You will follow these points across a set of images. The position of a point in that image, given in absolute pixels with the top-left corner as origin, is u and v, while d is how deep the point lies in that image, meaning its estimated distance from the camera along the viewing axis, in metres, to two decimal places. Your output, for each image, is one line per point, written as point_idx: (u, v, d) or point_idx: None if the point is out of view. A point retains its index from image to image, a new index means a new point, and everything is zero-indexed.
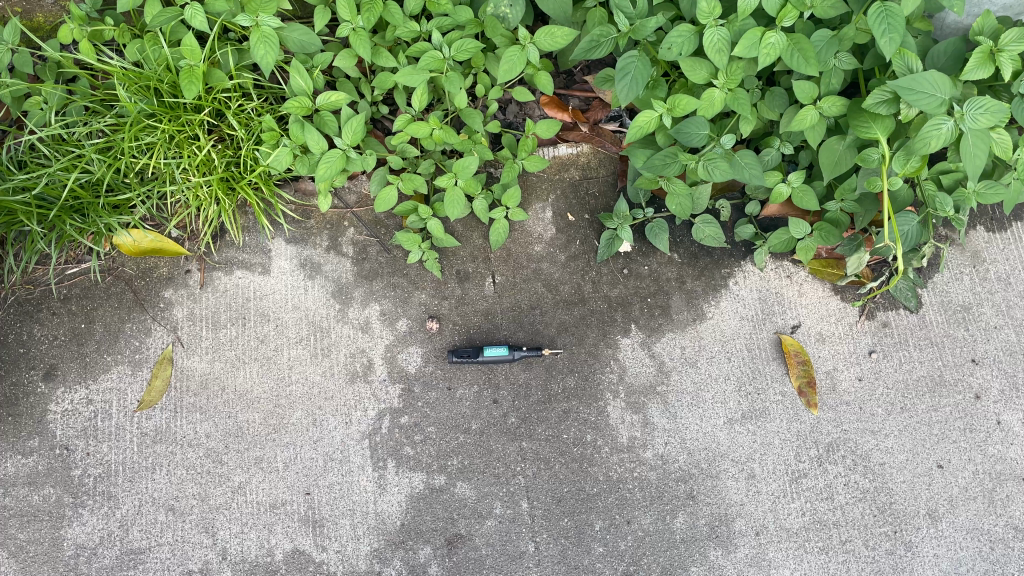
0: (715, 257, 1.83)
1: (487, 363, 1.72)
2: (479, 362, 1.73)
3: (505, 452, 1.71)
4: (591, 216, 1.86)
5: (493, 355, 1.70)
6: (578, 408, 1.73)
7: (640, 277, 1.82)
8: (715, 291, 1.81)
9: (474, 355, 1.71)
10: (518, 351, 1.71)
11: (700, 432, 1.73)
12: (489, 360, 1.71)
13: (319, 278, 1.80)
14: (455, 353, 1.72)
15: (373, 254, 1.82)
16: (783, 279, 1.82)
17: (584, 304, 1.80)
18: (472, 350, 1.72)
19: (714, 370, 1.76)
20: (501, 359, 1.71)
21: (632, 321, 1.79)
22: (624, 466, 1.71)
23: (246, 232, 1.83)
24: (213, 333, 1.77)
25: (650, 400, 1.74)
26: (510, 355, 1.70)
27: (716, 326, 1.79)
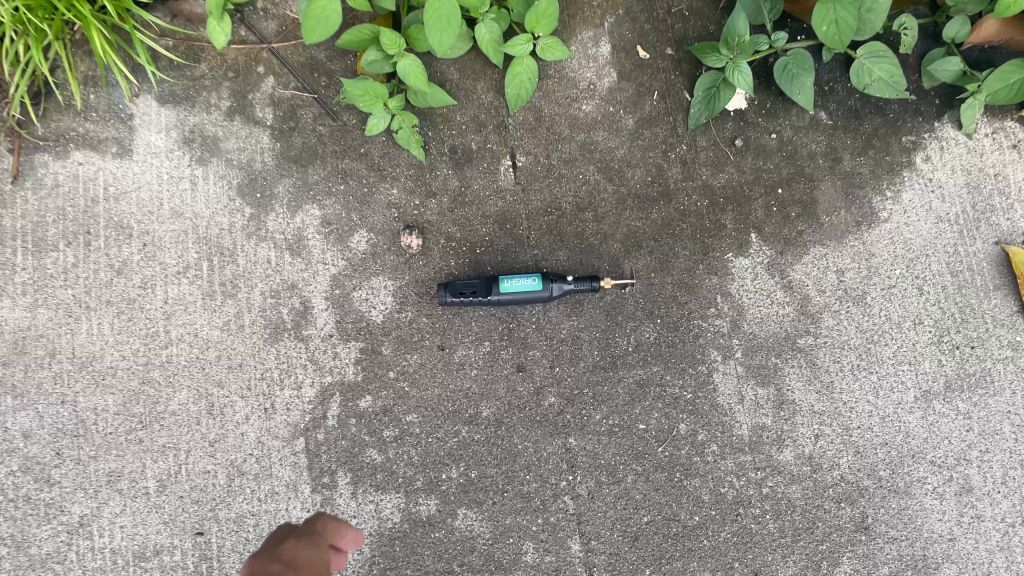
0: (891, 117, 1.07)
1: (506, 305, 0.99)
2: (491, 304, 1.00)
3: (540, 457, 1.00)
4: (676, 50, 1.09)
5: (518, 295, 0.97)
6: (663, 379, 1.01)
7: (763, 153, 1.06)
8: (892, 175, 1.06)
9: (483, 297, 0.97)
10: (561, 284, 0.97)
11: (873, 416, 1.00)
12: (512, 301, 0.97)
13: (215, 165, 1.06)
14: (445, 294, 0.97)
15: (307, 122, 1.07)
16: (1007, 153, 1.06)
17: (668, 201, 1.05)
18: (475, 286, 0.98)
19: (895, 312, 1.03)
20: (532, 299, 0.97)
21: (750, 228, 1.05)
22: (745, 477, 0.99)
23: (89, 86, 1.07)
24: (34, 260, 1.02)
25: (786, 363, 1.02)
26: (547, 292, 0.97)
27: (895, 235, 1.05)
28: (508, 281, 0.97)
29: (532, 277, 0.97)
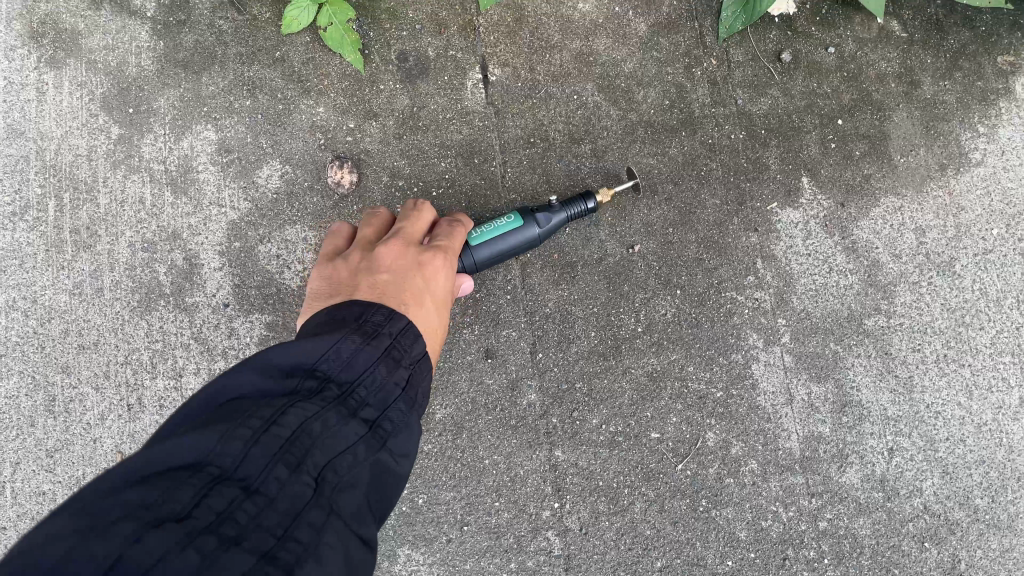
0: (985, 29, 0.81)
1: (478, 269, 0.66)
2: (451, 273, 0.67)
3: (516, 477, 0.73)
4: None
5: (496, 246, 0.65)
6: (685, 372, 0.74)
7: (818, 73, 0.80)
8: (988, 106, 0.80)
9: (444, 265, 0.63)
10: (553, 213, 0.67)
11: (966, 425, 0.74)
12: (487, 260, 0.65)
13: (70, 69, 0.77)
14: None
15: (201, 14, 0.78)
16: None
17: (692, 132, 0.78)
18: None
19: (992, 285, 0.77)
20: (517, 247, 0.65)
21: (802, 171, 0.78)
22: (793, 506, 0.73)
23: None
24: None
25: (851, 351, 0.75)
26: (537, 229, 0.66)
27: (991, 183, 0.79)
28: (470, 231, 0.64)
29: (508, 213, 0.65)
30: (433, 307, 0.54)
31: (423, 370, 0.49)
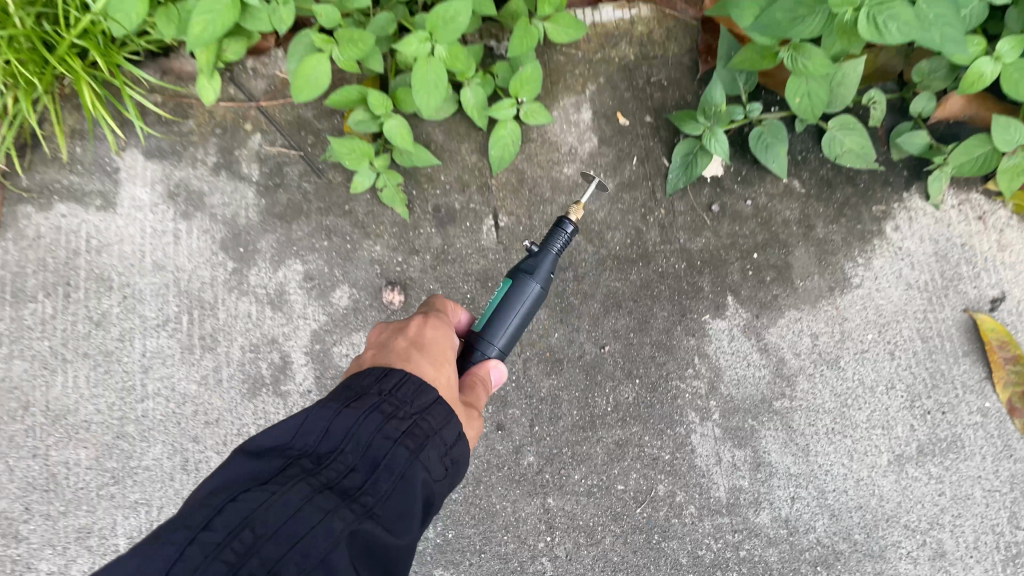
0: (862, 186, 1.11)
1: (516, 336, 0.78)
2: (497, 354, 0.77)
3: (519, 517, 1.00)
4: (654, 118, 1.12)
5: (512, 309, 0.76)
6: (643, 441, 1.02)
7: (740, 219, 1.09)
8: (864, 242, 1.09)
9: (487, 352, 0.76)
10: (532, 260, 0.78)
11: (848, 479, 1.02)
12: (515, 322, 0.76)
13: (198, 219, 1.07)
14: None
15: (293, 178, 1.08)
16: (972, 224, 1.10)
17: (647, 263, 1.07)
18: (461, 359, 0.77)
19: (868, 376, 1.05)
20: (530, 302, 0.77)
21: (728, 291, 1.07)
22: (721, 539, 1.01)
23: (75, 140, 1.08)
24: (13, 313, 1.03)
25: (764, 425, 1.03)
26: (531, 279, 0.77)
27: (867, 301, 1.07)
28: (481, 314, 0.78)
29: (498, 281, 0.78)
30: (423, 360, 0.69)
31: (433, 416, 0.63)
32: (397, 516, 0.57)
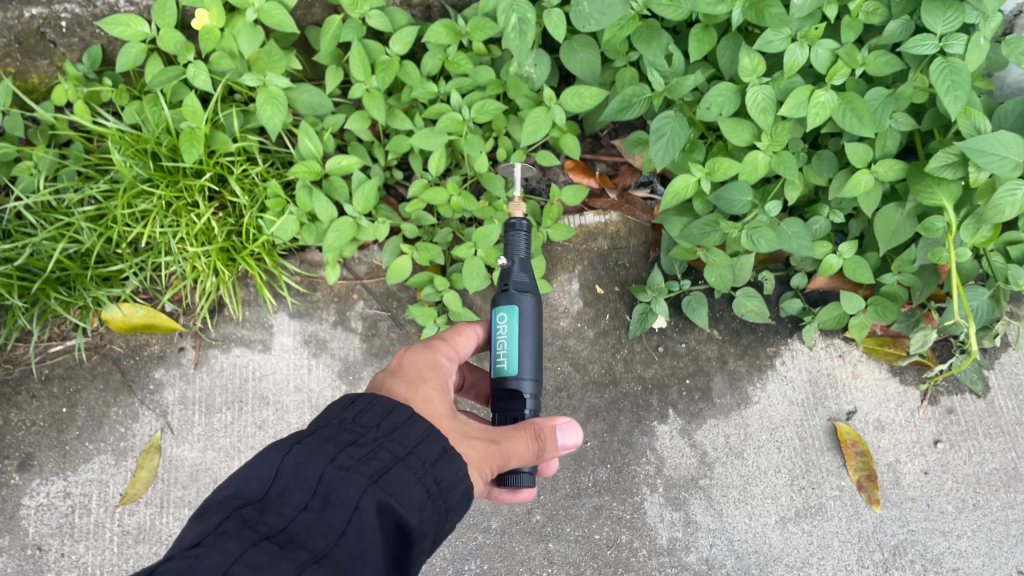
0: (759, 334, 1.67)
1: (538, 339, 1.18)
2: (536, 359, 1.17)
3: (530, 555, 1.53)
4: (621, 288, 1.70)
5: (528, 323, 1.17)
6: (611, 505, 1.55)
7: (677, 356, 1.65)
8: (760, 372, 1.64)
9: (526, 381, 1.14)
10: (509, 288, 1.19)
11: (748, 532, 1.54)
12: (531, 329, 1.17)
13: (324, 357, 1.66)
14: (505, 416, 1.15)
15: (384, 330, 1.67)
16: (834, 359, 1.66)
17: (615, 386, 1.63)
18: (517, 386, 1.13)
19: (762, 463, 1.58)
20: (529, 313, 1.18)
21: (669, 405, 1.62)
22: (664, 572, 1.52)
23: (247, 306, 1.68)
24: (205, 418, 1.61)
25: (692, 495, 1.56)
26: (528, 296, 1.19)
27: (763, 412, 1.62)
28: (506, 345, 1.15)
29: (495, 314, 1.17)
30: (397, 385, 1.01)
31: (400, 440, 0.82)
32: (411, 502, 0.77)
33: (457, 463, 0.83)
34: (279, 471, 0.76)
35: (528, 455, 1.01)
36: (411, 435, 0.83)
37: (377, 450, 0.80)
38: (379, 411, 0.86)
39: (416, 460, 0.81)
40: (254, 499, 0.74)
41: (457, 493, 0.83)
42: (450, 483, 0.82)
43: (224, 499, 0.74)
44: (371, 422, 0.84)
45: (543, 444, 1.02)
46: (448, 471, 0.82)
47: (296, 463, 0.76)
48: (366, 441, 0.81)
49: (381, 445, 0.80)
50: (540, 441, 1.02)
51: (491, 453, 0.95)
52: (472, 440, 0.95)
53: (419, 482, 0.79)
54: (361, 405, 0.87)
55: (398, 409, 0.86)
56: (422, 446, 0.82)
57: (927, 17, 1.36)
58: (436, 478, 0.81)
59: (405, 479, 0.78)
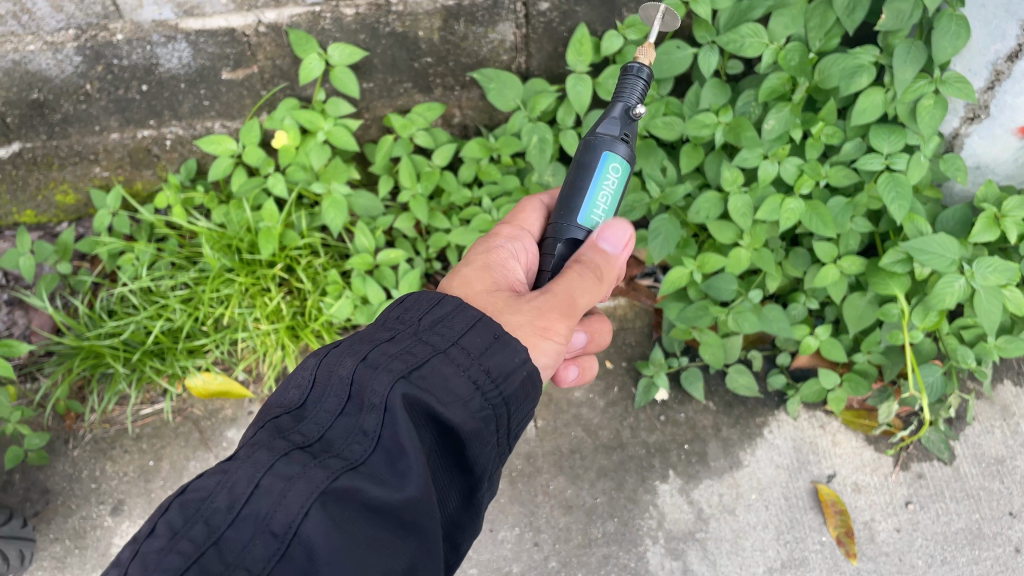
0: (749, 406, 1.92)
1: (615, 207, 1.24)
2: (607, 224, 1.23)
3: None
4: (628, 364, 1.98)
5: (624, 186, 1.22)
6: (618, 553, 1.75)
7: (677, 424, 1.90)
8: (751, 439, 1.87)
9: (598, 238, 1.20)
10: (624, 140, 1.20)
11: None
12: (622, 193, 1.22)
13: None
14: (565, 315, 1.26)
15: None
16: (816, 429, 1.89)
17: (623, 449, 1.87)
18: (586, 239, 1.19)
19: (752, 519, 1.78)
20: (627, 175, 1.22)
21: (669, 466, 1.84)
22: None
23: None
24: None
25: (689, 547, 1.76)
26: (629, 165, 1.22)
27: (752, 474, 1.83)
28: (609, 198, 1.20)
29: (609, 163, 1.18)
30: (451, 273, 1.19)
31: (433, 340, 0.93)
32: (452, 397, 0.88)
33: (508, 347, 0.95)
34: (318, 373, 0.91)
35: (591, 287, 1.09)
36: (456, 326, 0.96)
37: (417, 343, 0.92)
38: (425, 305, 0.99)
39: (460, 347, 0.93)
40: (293, 407, 0.89)
41: (512, 381, 0.94)
42: (499, 365, 0.93)
43: (271, 408, 0.90)
44: (414, 317, 0.98)
45: (600, 275, 1.10)
46: (496, 353, 0.94)
47: (330, 367, 0.91)
48: (405, 333, 0.95)
49: (421, 343, 0.93)
50: (594, 266, 1.10)
51: (550, 306, 1.06)
52: (524, 304, 1.06)
53: (462, 368, 0.91)
54: (413, 299, 1.01)
55: (443, 301, 0.99)
56: (468, 335, 0.94)
57: (874, 140, 1.65)
58: (481, 363, 0.92)
59: (441, 373, 0.89)
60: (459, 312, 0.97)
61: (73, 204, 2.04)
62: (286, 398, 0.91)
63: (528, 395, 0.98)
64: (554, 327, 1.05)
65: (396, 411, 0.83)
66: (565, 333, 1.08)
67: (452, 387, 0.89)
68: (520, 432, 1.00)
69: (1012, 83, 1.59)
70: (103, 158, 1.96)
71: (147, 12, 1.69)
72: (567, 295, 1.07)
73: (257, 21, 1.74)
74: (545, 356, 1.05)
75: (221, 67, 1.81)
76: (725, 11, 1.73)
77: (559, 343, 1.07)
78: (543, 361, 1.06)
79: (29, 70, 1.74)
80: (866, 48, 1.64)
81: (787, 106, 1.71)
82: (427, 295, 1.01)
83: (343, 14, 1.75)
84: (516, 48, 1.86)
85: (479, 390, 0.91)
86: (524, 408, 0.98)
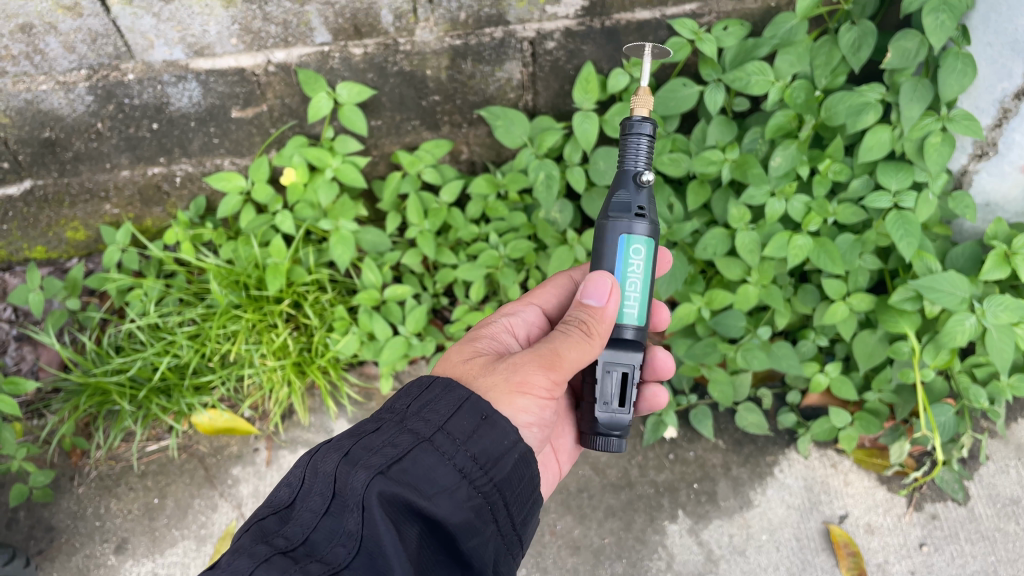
0: (759, 444, 1.90)
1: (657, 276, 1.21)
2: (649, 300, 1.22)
3: None
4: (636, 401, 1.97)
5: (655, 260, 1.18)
6: None
7: (686, 462, 1.88)
8: (761, 478, 1.85)
9: (637, 327, 1.20)
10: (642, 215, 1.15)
11: None
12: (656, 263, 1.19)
13: None
14: (618, 410, 1.21)
15: None
16: (828, 468, 1.86)
17: (631, 488, 1.85)
18: (627, 330, 1.20)
19: (763, 561, 1.74)
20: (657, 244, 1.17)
21: (678, 506, 1.82)
22: None
23: (312, 413, 1.95)
24: None
25: None
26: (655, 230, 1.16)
27: (762, 514, 1.80)
28: (639, 282, 1.18)
29: (628, 248, 1.15)
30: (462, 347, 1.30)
31: (420, 431, 1.01)
32: (433, 491, 0.95)
33: (495, 428, 1.03)
34: (308, 469, 1.00)
35: (579, 342, 1.14)
36: (442, 412, 1.03)
37: (402, 433, 1.00)
38: (413, 393, 1.09)
39: (445, 434, 1.00)
40: (285, 505, 0.98)
41: (495, 465, 1.01)
42: (485, 450, 1.01)
43: (266, 506, 0.99)
44: (404, 406, 1.07)
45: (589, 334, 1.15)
46: (481, 436, 1.02)
47: (317, 465, 1.00)
48: (391, 423, 1.03)
49: (408, 435, 1.00)
50: (583, 327, 1.15)
51: (527, 362, 1.13)
52: (501, 365, 1.15)
53: (447, 456, 0.98)
54: (403, 388, 1.11)
55: (431, 386, 1.09)
56: (452, 421, 1.02)
57: (882, 177, 1.65)
58: (466, 450, 1.00)
59: (424, 465, 0.97)
60: (444, 399, 1.06)
61: (83, 240, 2.05)
62: (279, 495, 1.00)
63: (519, 475, 1.05)
64: (530, 382, 1.12)
65: (377, 506, 0.90)
66: (546, 387, 1.14)
67: (434, 479, 0.96)
68: (516, 516, 1.06)
69: (1020, 121, 1.58)
70: (113, 195, 1.97)
71: (158, 52, 1.71)
72: (549, 352, 1.14)
73: (266, 61, 1.76)
74: (525, 411, 1.12)
75: (230, 105, 1.83)
76: (731, 49, 1.74)
77: (539, 396, 1.13)
78: (524, 416, 1.13)
79: (42, 109, 1.76)
80: (872, 86, 1.64)
81: (793, 143, 1.71)
82: (420, 380, 1.11)
83: (352, 53, 1.76)
84: (523, 86, 1.87)
85: (466, 476, 0.98)
86: (518, 490, 1.05)
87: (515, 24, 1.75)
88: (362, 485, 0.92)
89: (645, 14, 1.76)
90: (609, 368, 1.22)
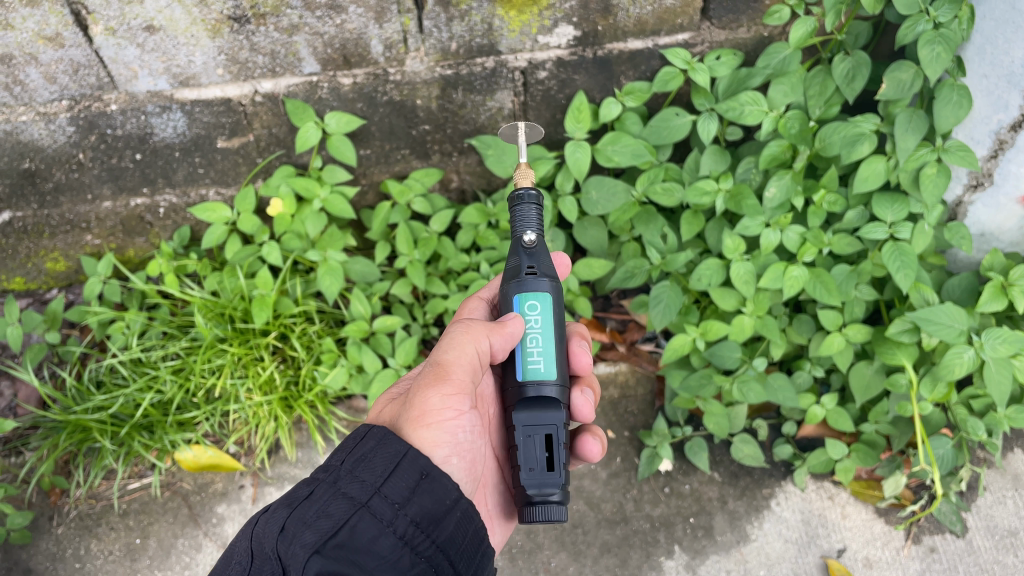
0: (756, 477, 1.87)
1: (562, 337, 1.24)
2: (563, 356, 1.23)
3: None
4: (630, 433, 1.94)
5: (555, 316, 1.22)
6: None
7: (682, 496, 1.85)
8: (758, 512, 1.82)
9: (544, 388, 1.19)
10: (536, 273, 1.21)
11: None
12: (558, 316, 1.23)
13: None
14: (549, 474, 1.14)
15: None
16: (825, 501, 1.83)
17: (626, 523, 1.81)
18: (548, 389, 1.19)
19: None
20: (555, 297, 1.22)
21: (675, 541, 1.78)
22: None
23: (299, 448, 1.90)
24: None
25: None
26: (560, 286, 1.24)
27: (760, 550, 1.77)
28: (537, 341, 1.20)
29: (526, 302, 1.21)
30: None
31: (354, 497, 1.03)
32: (374, 566, 0.98)
33: (434, 487, 1.05)
34: (253, 545, 1.01)
35: (461, 358, 1.20)
36: (378, 475, 1.05)
37: (340, 500, 1.02)
38: (348, 448, 1.09)
39: (381, 498, 1.02)
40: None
41: (438, 526, 1.04)
42: (425, 512, 1.03)
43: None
44: (338, 461, 1.08)
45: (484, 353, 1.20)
46: (420, 497, 1.04)
47: (259, 538, 1.01)
48: (326, 486, 1.04)
49: (343, 501, 1.02)
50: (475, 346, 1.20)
51: (418, 392, 1.19)
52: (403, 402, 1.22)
53: (386, 524, 1.01)
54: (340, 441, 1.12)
55: (365, 438, 1.10)
56: (389, 485, 1.04)
57: (877, 208, 1.63)
58: (405, 514, 1.02)
59: (363, 538, 0.99)
60: (380, 454, 1.07)
61: (64, 271, 2.00)
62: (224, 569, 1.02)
63: (463, 532, 1.06)
64: (423, 412, 1.17)
65: None
66: (439, 410, 1.18)
67: (375, 551, 0.99)
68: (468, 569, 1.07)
69: (1016, 153, 1.57)
70: (95, 226, 1.93)
71: (142, 83, 1.68)
72: (437, 367, 1.20)
73: (253, 91, 1.73)
74: (428, 440, 1.16)
75: (216, 136, 1.79)
76: (724, 79, 1.73)
77: (439, 424, 1.17)
78: (433, 448, 1.17)
79: (22, 140, 1.73)
80: (867, 116, 1.63)
81: (788, 173, 1.70)
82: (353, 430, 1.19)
83: (340, 83, 1.74)
84: (514, 115, 1.84)
85: (407, 542, 1.01)
86: (464, 548, 1.06)
87: (506, 53, 1.73)
88: (301, 565, 0.95)
89: (637, 44, 1.75)
90: (530, 433, 1.16)
